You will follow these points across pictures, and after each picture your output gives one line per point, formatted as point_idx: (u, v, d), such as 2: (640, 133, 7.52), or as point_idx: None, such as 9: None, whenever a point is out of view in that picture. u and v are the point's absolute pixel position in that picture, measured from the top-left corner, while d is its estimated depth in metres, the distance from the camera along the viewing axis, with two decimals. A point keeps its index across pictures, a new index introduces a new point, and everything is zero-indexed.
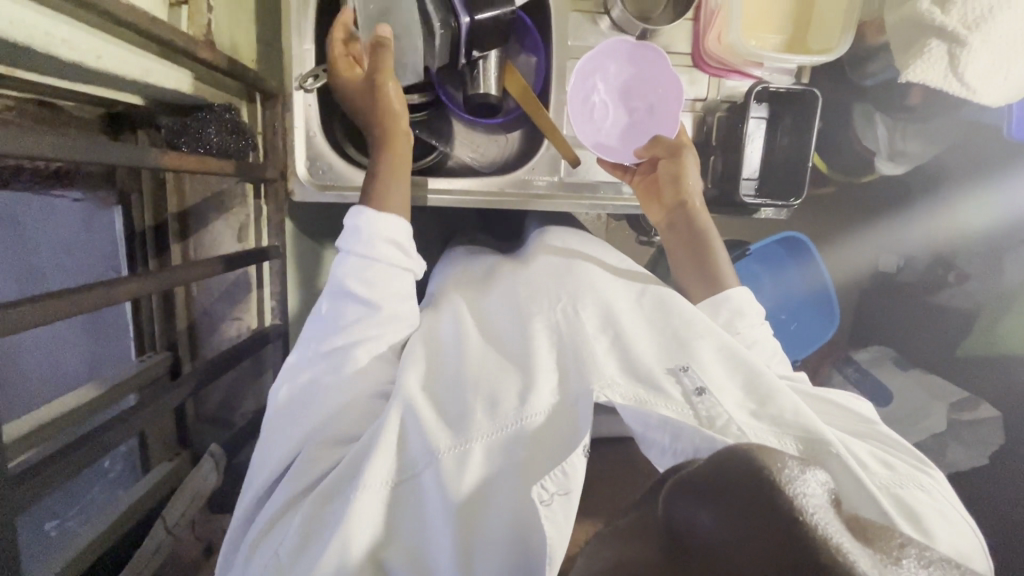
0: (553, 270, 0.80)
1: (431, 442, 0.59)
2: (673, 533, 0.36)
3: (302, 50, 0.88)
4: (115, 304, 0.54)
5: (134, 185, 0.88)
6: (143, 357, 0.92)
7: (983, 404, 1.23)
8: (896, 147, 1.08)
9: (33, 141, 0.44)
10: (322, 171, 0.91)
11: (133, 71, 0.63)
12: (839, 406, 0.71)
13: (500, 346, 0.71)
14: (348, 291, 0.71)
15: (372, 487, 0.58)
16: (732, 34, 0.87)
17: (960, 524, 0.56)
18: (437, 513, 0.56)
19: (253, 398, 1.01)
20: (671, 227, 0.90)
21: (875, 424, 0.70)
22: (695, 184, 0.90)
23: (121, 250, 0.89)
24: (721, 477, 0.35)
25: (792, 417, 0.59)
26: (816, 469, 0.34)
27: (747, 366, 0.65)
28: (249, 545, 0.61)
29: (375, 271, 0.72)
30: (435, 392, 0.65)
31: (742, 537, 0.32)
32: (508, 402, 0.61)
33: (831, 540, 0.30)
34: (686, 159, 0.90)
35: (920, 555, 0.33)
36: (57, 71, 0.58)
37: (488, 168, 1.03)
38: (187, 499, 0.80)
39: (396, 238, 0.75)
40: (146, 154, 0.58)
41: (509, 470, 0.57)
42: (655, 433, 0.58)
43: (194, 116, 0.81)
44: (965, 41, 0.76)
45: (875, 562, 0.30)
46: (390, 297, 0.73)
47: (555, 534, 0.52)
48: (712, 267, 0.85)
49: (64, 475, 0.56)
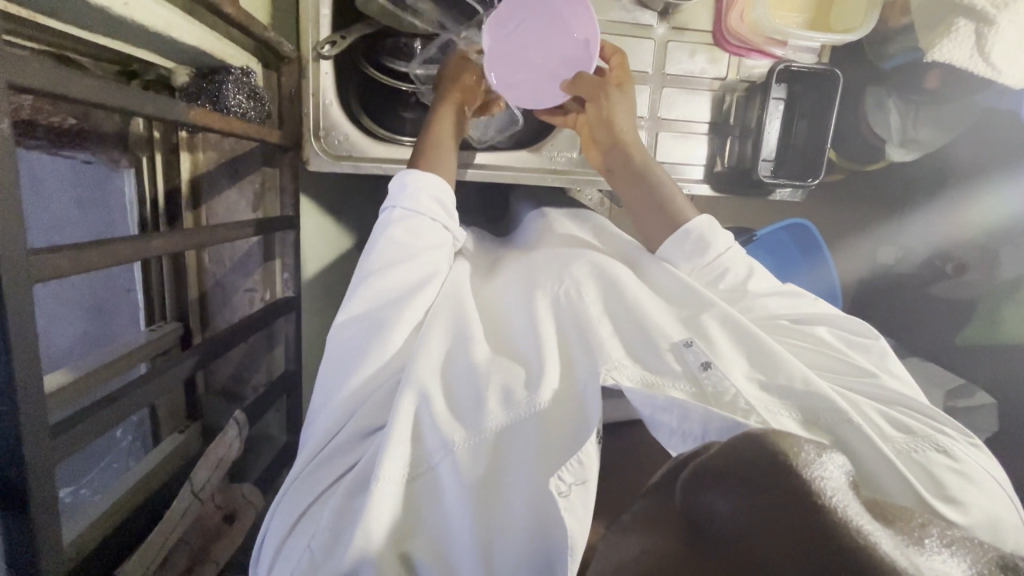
0: (557, 253, 0.79)
1: (444, 433, 0.57)
2: (691, 522, 0.34)
3: (321, 15, 0.87)
4: (139, 259, 0.53)
5: (146, 150, 0.85)
6: (154, 327, 0.90)
7: (978, 391, 1.19)
8: (908, 134, 1.09)
9: (70, 83, 0.43)
10: (337, 141, 0.90)
11: (158, 23, 0.61)
12: (838, 357, 0.67)
13: (507, 335, 0.69)
14: (393, 240, 0.72)
15: (391, 480, 0.55)
16: (759, 11, 0.87)
17: (984, 483, 0.55)
18: (458, 505, 0.54)
19: (266, 370, 1.01)
20: (610, 172, 0.87)
21: (879, 376, 0.65)
22: (628, 123, 0.85)
23: (132, 215, 0.86)
24: (733, 460, 0.33)
25: (801, 385, 0.58)
26: (835, 453, 0.33)
27: (753, 335, 0.64)
28: (271, 552, 0.59)
29: (422, 225, 0.74)
30: (449, 376, 0.63)
31: (760, 522, 0.31)
32: (520, 389, 0.59)
33: (852, 523, 0.28)
34: (613, 101, 0.84)
35: (942, 534, 0.32)
36: (82, 19, 0.57)
37: (506, 146, 1.02)
38: (211, 465, 0.79)
39: (441, 197, 0.77)
40: (172, 106, 0.56)
41: (528, 457, 0.55)
42: (662, 415, 0.57)
43: (212, 79, 0.79)
44: (993, 20, 0.77)
45: (896, 542, 0.29)
46: (426, 247, 0.74)
47: (576, 526, 0.50)
48: (664, 204, 0.81)
49: (94, 431, 0.55)
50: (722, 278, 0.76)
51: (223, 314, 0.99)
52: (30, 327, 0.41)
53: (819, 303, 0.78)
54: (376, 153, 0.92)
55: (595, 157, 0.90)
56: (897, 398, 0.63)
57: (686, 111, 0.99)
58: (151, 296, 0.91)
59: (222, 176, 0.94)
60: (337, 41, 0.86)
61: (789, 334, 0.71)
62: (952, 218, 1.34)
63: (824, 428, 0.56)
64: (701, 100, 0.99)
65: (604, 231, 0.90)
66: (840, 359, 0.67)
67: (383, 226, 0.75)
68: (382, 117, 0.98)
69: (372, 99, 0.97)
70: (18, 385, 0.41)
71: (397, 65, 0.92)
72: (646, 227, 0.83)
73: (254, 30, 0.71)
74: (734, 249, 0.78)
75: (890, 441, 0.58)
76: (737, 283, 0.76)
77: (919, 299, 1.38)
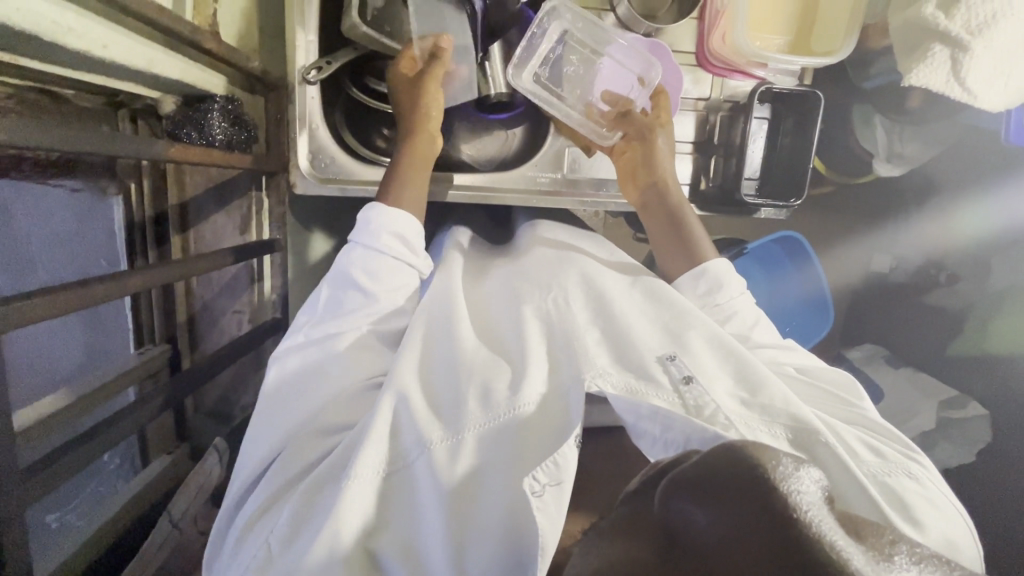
0: (548, 262, 0.80)
1: (422, 432, 0.58)
2: (669, 532, 0.35)
3: (306, 42, 0.87)
4: (121, 297, 0.54)
5: (134, 176, 0.89)
6: (142, 350, 0.94)
7: (970, 404, 1.21)
8: (894, 148, 1.09)
9: (32, 129, 0.43)
10: (324, 164, 0.91)
11: (138, 61, 0.62)
12: (823, 389, 0.69)
13: (496, 337, 0.70)
14: (354, 279, 0.71)
15: (363, 477, 0.56)
16: (738, 34, 0.88)
17: (950, 510, 0.55)
18: (426, 502, 0.55)
19: (254, 391, 1.04)
20: (648, 211, 0.88)
21: (861, 410, 0.67)
22: (669, 167, 0.89)
23: (121, 242, 0.90)
24: (711, 471, 0.33)
25: (782, 405, 0.59)
26: (811, 467, 0.33)
27: (738, 354, 0.64)
28: (235, 537, 0.59)
29: (380, 262, 0.72)
30: (430, 382, 0.64)
31: (734, 535, 0.31)
32: (500, 391, 0.59)
33: (826, 539, 0.29)
34: (659, 144, 0.88)
35: (911, 551, 0.32)
36: (60, 60, 0.58)
37: (485, 168, 1.02)
38: (191, 495, 0.81)
39: (401, 233, 0.74)
40: (151, 145, 0.57)
41: (501, 460, 0.55)
42: (646, 422, 0.58)
43: (197, 108, 0.81)
44: (968, 46, 0.78)
45: (869, 561, 0.29)
46: (389, 291, 0.72)
47: (547, 525, 0.50)
48: (690, 241, 0.84)
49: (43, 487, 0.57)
50: (730, 320, 0.77)
51: (210, 339, 1.01)
52: None
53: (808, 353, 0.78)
54: (366, 176, 0.93)
55: (632, 195, 0.91)
56: (866, 424, 0.65)
57: None
58: (140, 321, 0.95)
59: (210, 202, 0.95)
60: (322, 66, 0.86)
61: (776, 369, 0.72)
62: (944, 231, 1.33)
63: (801, 445, 0.56)
64: (685, 119, 1.00)
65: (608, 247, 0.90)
66: (823, 390, 0.69)
67: (343, 264, 0.72)
68: (369, 135, 0.98)
69: (360, 119, 0.98)
70: None
71: (381, 87, 0.94)
72: (670, 267, 0.84)
73: (237, 62, 0.72)
74: (746, 296, 0.80)
75: (864, 465, 0.58)
76: (743, 329, 0.77)
77: (911, 310, 1.37)
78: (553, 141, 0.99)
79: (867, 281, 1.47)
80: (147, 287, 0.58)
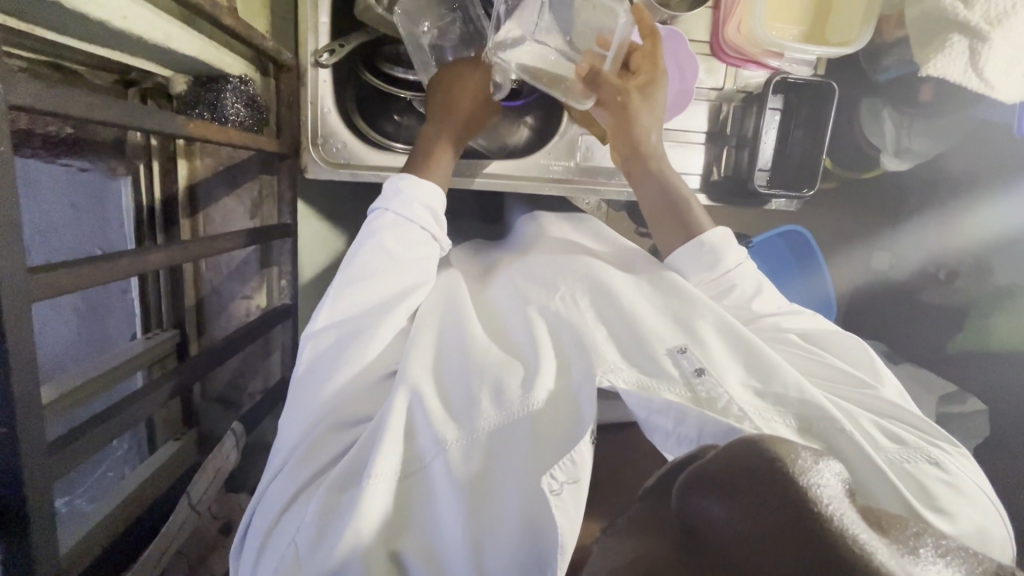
0: (552, 258, 0.78)
1: (436, 432, 0.56)
2: (688, 528, 0.33)
3: (320, 23, 0.86)
4: (143, 272, 0.54)
5: (143, 157, 0.88)
6: (150, 335, 0.93)
7: (971, 398, 1.20)
8: (902, 145, 1.10)
9: (63, 99, 0.42)
10: (335, 149, 0.90)
11: (156, 36, 0.61)
12: (839, 368, 0.66)
13: (505, 336, 0.69)
14: (382, 247, 0.71)
15: (382, 478, 0.54)
16: (755, 21, 0.87)
17: (974, 494, 0.55)
18: (447, 503, 0.53)
19: (262, 378, 1.04)
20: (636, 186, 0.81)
21: (876, 390, 0.64)
22: (653, 135, 0.79)
23: (128, 224, 0.89)
24: (731, 466, 0.31)
25: (796, 393, 0.58)
26: (831, 460, 0.30)
27: (748, 342, 0.63)
28: (257, 544, 0.59)
29: (410, 230, 0.73)
30: (441, 380, 0.62)
31: (754, 531, 0.29)
32: (513, 388, 0.58)
33: (848, 532, 0.27)
34: (635, 110, 0.77)
35: (938, 543, 0.30)
36: (77, 31, 0.56)
37: (498, 156, 1.01)
38: (208, 480, 0.81)
39: (432, 206, 0.76)
40: (173, 121, 0.57)
41: (520, 455, 0.54)
42: (658, 417, 0.57)
43: (209, 87, 0.81)
44: (986, 37, 0.79)
45: (894, 553, 0.27)
46: (419, 259, 0.73)
47: (567, 525, 0.49)
48: (684, 214, 0.78)
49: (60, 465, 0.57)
50: (729, 294, 0.75)
51: (218, 324, 1.01)
52: (27, 348, 0.42)
53: (815, 317, 0.77)
54: (378, 161, 0.92)
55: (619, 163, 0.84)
56: (885, 409, 0.62)
57: (684, 120, 0.99)
58: (148, 305, 0.94)
59: (220, 183, 0.96)
60: (333, 49, 0.85)
61: (780, 342, 0.70)
62: (948, 227, 1.34)
63: (816, 435, 0.56)
64: (699, 110, 1.00)
65: (603, 236, 0.89)
66: (836, 370, 0.66)
67: (371, 230, 0.73)
68: (379, 122, 0.97)
69: (371, 104, 0.96)
70: (17, 399, 0.42)
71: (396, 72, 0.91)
72: (665, 241, 0.80)
73: (254, 41, 0.71)
74: (746, 262, 0.77)
75: (882, 451, 0.57)
76: (743, 300, 0.75)
77: (912, 306, 1.39)
78: (565, 129, 0.99)
79: (870, 276, 1.48)
80: (170, 265, 0.58)
